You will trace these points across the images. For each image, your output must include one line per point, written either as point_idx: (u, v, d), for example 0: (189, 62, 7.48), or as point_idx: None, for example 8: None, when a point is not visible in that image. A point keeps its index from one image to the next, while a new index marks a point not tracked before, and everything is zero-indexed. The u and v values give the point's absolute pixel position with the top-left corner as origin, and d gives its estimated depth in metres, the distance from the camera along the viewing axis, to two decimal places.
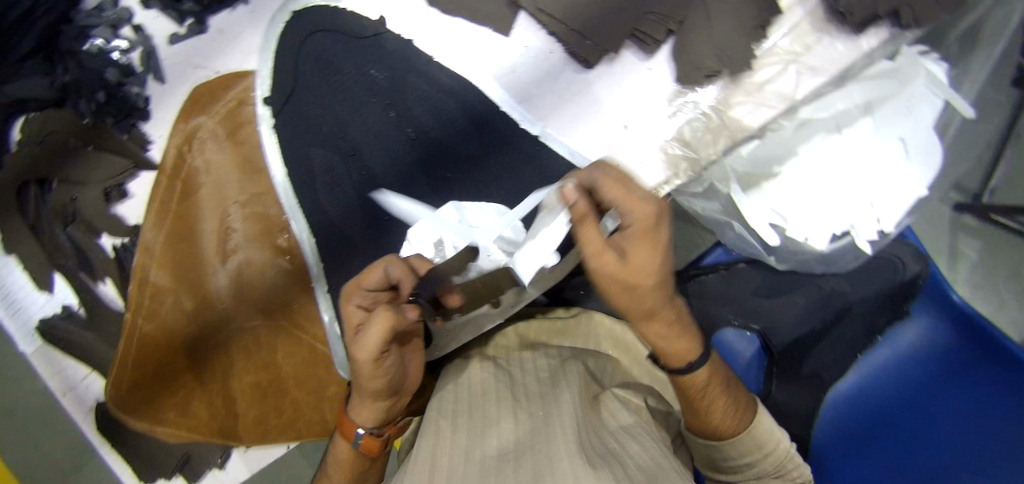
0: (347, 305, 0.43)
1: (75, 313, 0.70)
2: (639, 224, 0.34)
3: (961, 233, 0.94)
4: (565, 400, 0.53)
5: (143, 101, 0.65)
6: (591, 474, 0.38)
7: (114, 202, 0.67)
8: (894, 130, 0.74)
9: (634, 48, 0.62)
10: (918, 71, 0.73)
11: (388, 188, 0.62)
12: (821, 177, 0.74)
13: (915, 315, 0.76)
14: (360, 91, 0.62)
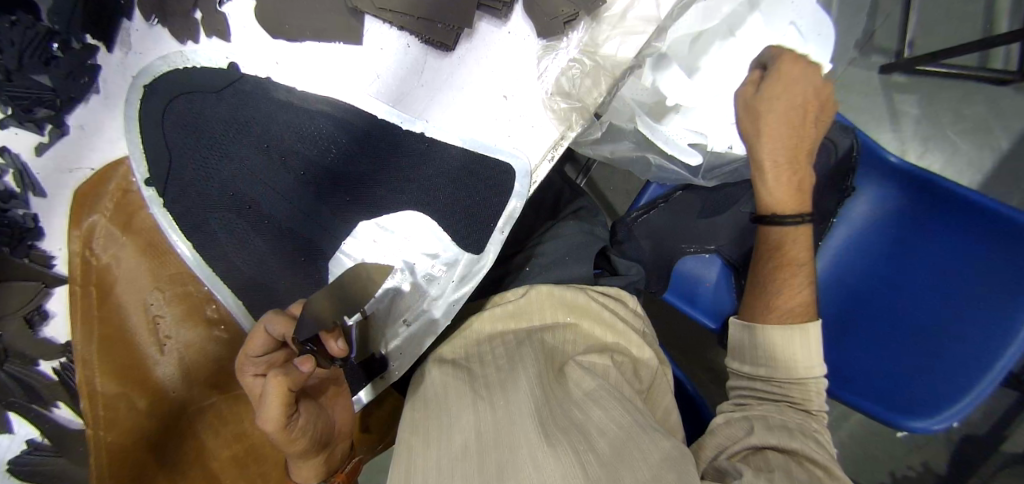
0: (244, 380, 0.53)
1: (41, 445, 0.67)
2: (791, 56, 0.66)
3: None
4: (522, 381, 0.53)
5: (31, 220, 0.62)
6: (554, 460, 0.41)
7: (38, 327, 0.66)
8: (785, 16, 0.78)
9: (488, 18, 0.60)
10: None
11: (297, 227, 0.63)
12: (728, 82, 0.78)
13: (863, 188, 0.91)
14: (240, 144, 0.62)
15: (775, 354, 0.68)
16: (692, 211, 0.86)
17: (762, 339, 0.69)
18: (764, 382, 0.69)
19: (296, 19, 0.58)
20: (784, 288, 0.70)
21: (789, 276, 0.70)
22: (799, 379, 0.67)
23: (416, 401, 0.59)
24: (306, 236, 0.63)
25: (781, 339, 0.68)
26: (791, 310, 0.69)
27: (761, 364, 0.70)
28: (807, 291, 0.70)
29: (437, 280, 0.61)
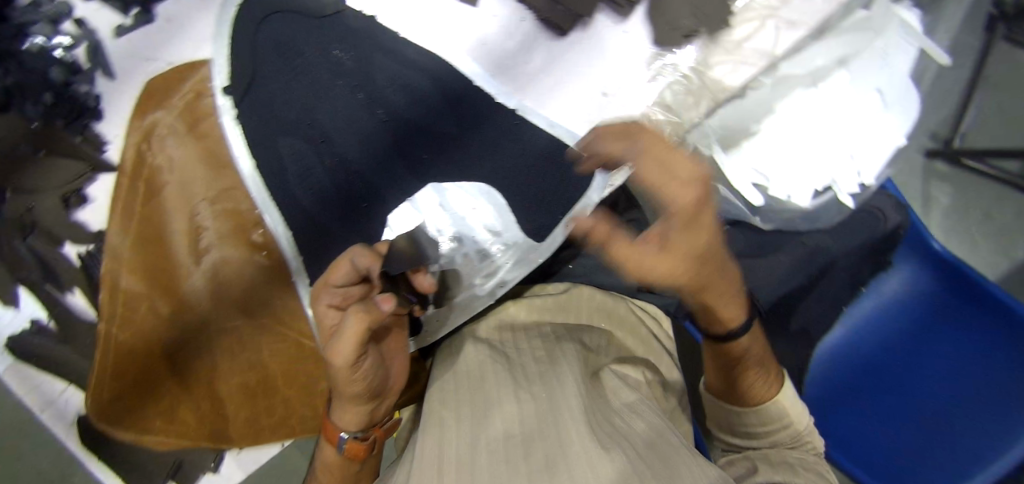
0: (318, 307, 0.48)
1: (45, 328, 0.67)
2: (684, 207, 0.36)
3: None
4: (566, 377, 0.53)
5: (94, 99, 0.60)
6: (606, 457, 0.39)
7: (73, 208, 0.63)
8: (868, 80, 0.72)
9: (608, 11, 0.59)
10: (892, 20, 0.71)
11: (365, 174, 0.61)
12: (803, 134, 0.72)
13: (897, 265, 0.89)
14: (327, 75, 0.59)
15: (761, 426, 0.60)
16: (737, 245, 0.84)
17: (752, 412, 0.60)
18: (769, 434, 0.59)
19: None
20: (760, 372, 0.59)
21: (755, 372, 0.59)
22: (796, 434, 0.59)
23: (448, 379, 0.58)
24: (371, 185, 0.61)
25: (782, 412, 0.59)
26: (759, 391, 0.60)
27: (758, 424, 0.60)
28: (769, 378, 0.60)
29: (492, 257, 0.63)
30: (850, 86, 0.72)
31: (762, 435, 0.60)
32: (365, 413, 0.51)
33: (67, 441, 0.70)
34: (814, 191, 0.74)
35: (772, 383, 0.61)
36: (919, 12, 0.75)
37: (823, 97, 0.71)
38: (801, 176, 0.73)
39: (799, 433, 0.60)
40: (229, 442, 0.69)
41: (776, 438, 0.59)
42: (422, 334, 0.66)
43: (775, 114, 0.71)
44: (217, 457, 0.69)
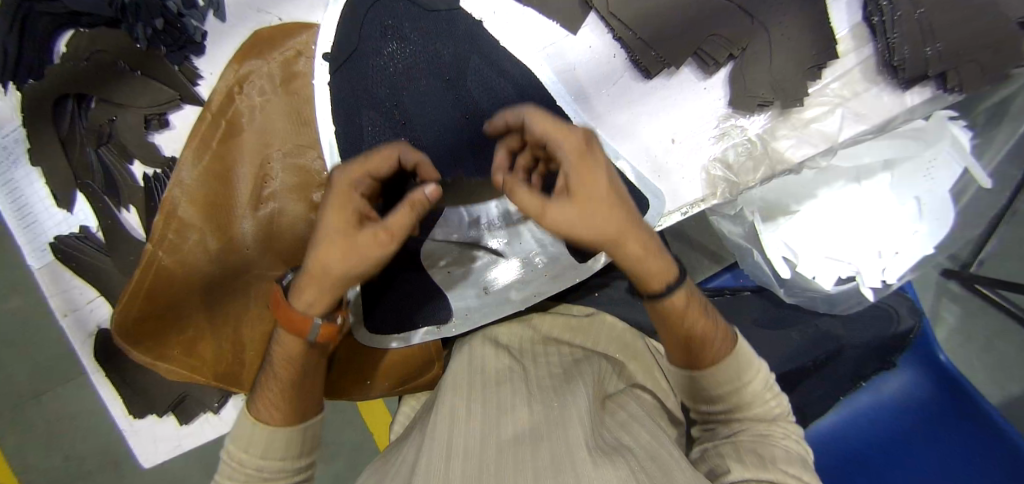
0: (344, 194, 0.41)
1: (91, 236, 0.71)
2: (572, 145, 0.41)
3: (945, 297, 1.00)
4: (579, 393, 0.53)
5: (200, 36, 0.65)
6: (615, 473, 0.37)
7: (152, 130, 0.67)
8: (911, 190, 0.76)
9: (693, 67, 0.63)
10: (944, 136, 0.74)
11: (434, 163, 0.63)
12: (835, 221, 0.78)
13: (899, 367, 0.78)
14: (422, 62, 0.63)
15: (716, 386, 0.51)
16: (755, 313, 0.82)
17: (718, 379, 0.50)
18: (733, 409, 0.50)
19: None
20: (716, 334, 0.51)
21: (699, 323, 0.50)
22: (750, 382, 0.50)
23: (465, 372, 0.60)
24: (437, 173, 0.63)
25: (733, 371, 0.50)
26: (707, 347, 0.51)
27: (718, 391, 0.51)
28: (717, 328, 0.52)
29: (534, 266, 0.65)
30: (882, 192, 0.77)
31: (721, 402, 0.51)
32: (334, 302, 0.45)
33: (79, 350, 0.74)
34: (837, 276, 0.79)
35: (723, 339, 0.52)
36: (971, 134, 0.75)
37: (855, 197, 0.78)
38: (823, 259, 0.78)
39: (758, 395, 0.50)
40: (238, 388, 0.70)
41: (739, 401, 0.50)
42: (440, 323, 0.65)
43: (816, 199, 0.78)
44: (222, 399, 0.76)
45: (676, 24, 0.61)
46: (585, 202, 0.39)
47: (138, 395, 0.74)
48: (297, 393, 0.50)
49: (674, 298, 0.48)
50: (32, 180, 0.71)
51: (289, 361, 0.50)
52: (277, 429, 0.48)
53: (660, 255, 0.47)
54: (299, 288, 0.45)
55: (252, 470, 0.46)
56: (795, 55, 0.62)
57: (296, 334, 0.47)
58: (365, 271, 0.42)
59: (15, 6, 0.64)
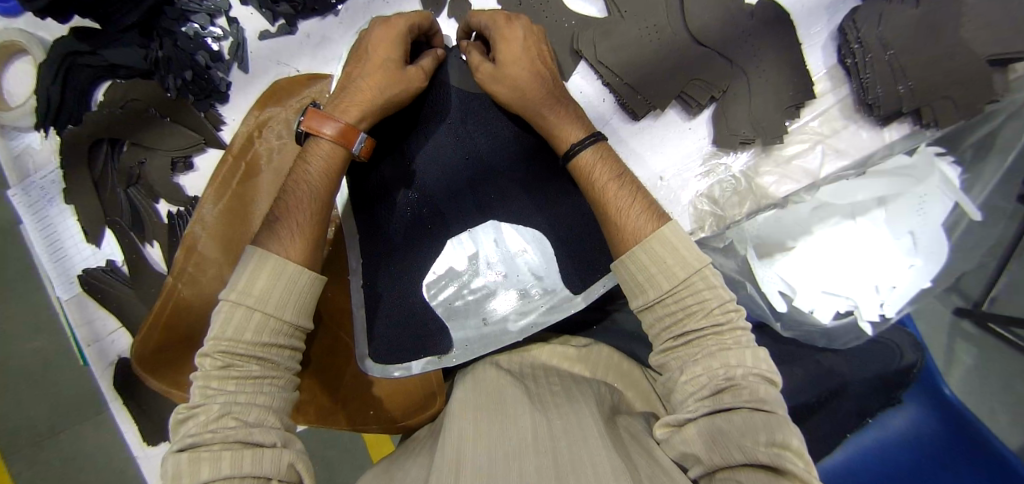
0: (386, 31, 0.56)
1: (117, 269, 0.76)
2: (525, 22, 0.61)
3: (960, 339, 0.89)
4: (582, 410, 0.56)
5: (225, 86, 0.71)
6: None
7: (178, 172, 0.73)
8: (902, 223, 0.69)
9: (678, 108, 0.69)
10: (932, 171, 0.69)
11: (437, 200, 0.68)
12: (830, 259, 0.70)
13: (905, 403, 0.79)
14: (415, 107, 0.67)
15: (642, 277, 0.48)
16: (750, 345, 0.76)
17: (643, 261, 0.48)
18: (676, 321, 0.46)
19: None
20: (632, 202, 0.53)
21: (619, 204, 0.53)
22: (684, 280, 0.46)
23: (471, 397, 0.62)
24: (439, 209, 0.68)
25: (659, 250, 0.47)
26: (625, 222, 0.51)
27: (648, 286, 0.47)
28: (646, 205, 0.52)
29: (531, 298, 0.67)
30: (879, 230, 0.70)
31: (666, 312, 0.47)
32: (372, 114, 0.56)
33: (100, 378, 0.78)
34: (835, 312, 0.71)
35: (648, 217, 0.51)
36: (962, 168, 0.71)
37: (852, 234, 0.70)
38: (819, 294, 0.70)
39: (697, 300, 0.45)
40: None
41: (674, 300, 0.46)
42: (442, 353, 0.67)
43: (811, 236, 0.70)
44: None
45: (661, 70, 0.66)
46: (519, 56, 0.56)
47: (152, 421, 0.78)
48: (315, 244, 0.51)
49: (585, 152, 0.56)
50: (65, 217, 0.77)
51: (326, 174, 0.54)
52: (294, 275, 0.45)
53: (576, 122, 0.58)
54: (346, 105, 0.56)
55: (262, 323, 0.42)
56: (772, 95, 0.66)
57: (343, 143, 0.55)
58: (395, 100, 0.57)
59: (60, 60, 0.71)
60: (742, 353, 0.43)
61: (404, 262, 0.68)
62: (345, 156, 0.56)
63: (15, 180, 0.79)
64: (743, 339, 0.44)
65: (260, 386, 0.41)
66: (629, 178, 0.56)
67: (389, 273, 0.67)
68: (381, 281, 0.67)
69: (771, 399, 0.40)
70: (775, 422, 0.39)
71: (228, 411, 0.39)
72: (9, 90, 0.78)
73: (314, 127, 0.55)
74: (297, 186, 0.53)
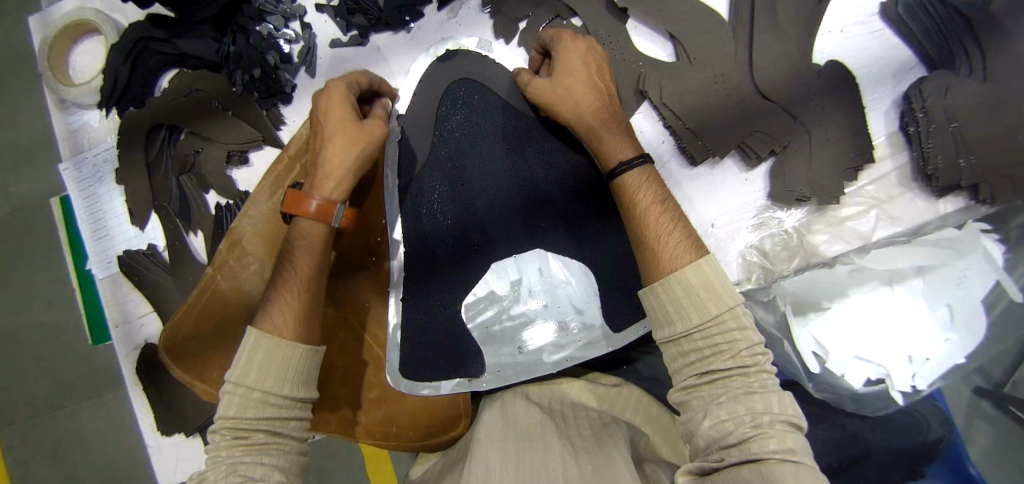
0: (325, 99, 0.60)
1: (158, 254, 0.76)
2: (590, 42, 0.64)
3: (979, 419, 0.84)
4: (611, 453, 0.55)
5: (290, 88, 0.72)
6: None
7: (232, 165, 0.73)
8: (940, 296, 0.67)
9: (737, 158, 0.69)
10: (976, 247, 0.66)
11: (486, 225, 0.68)
12: (866, 328, 0.68)
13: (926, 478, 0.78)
14: (456, 130, 0.69)
15: (672, 309, 0.48)
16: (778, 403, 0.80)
17: (681, 286, 0.47)
18: (701, 359, 0.45)
19: None
20: (666, 228, 0.52)
21: (660, 232, 0.52)
22: (716, 316, 0.45)
23: (497, 424, 0.64)
24: (487, 232, 0.68)
25: (694, 282, 0.46)
26: (663, 247, 0.51)
27: (677, 317, 0.47)
28: (685, 235, 0.51)
29: (570, 332, 0.66)
30: (913, 300, 0.68)
31: (693, 348, 0.46)
32: (343, 179, 0.59)
33: (124, 361, 0.78)
34: (865, 378, 0.69)
35: (687, 247, 0.50)
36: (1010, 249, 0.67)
37: (887, 303, 0.68)
38: (852, 359, 0.68)
39: (725, 339, 0.44)
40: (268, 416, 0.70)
41: (702, 336, 0.45)
42: (472, 377, 0.66)
43: (848, 299, 0.68)
44: None
45: (726, 119, 0.67)
46: (575, 69, 0.60)
47: (169, 411, 0.77)
48: (306, 316, 0.53)
49: (630, 171, 0.56)
50: (113, 197, 0.78)
51: (313, 249, 0.57)
52: (288, 354, 0.48)
53: (627, 143, 0.59)
54: (321, 182, 0.59)
55: (261, 401, 0.45)
56: (833, 155, 0.66)
57: (324, 218, 0.57)
58: (363, 157, 0.60)
59: (133, 45, 0.73)
60: (768, 398, 0.41)
61: (448, 280, 0.68)
62: (330, 227, 0.58)
63: (70, 155, 0.80)
64: (770, 384, 0.42)
65: (264, 453, 0.44)
66: (674, 203, 0.55)
67: (433, 291, 0.68)
68: (420, 297, 0.67)
69: (798, 447, 0.38)
70: (805, 474, 0.36)
71: (234, 469, 0.42)
72: (77, 68, 0.80)
73: (298, 208, 0.57)
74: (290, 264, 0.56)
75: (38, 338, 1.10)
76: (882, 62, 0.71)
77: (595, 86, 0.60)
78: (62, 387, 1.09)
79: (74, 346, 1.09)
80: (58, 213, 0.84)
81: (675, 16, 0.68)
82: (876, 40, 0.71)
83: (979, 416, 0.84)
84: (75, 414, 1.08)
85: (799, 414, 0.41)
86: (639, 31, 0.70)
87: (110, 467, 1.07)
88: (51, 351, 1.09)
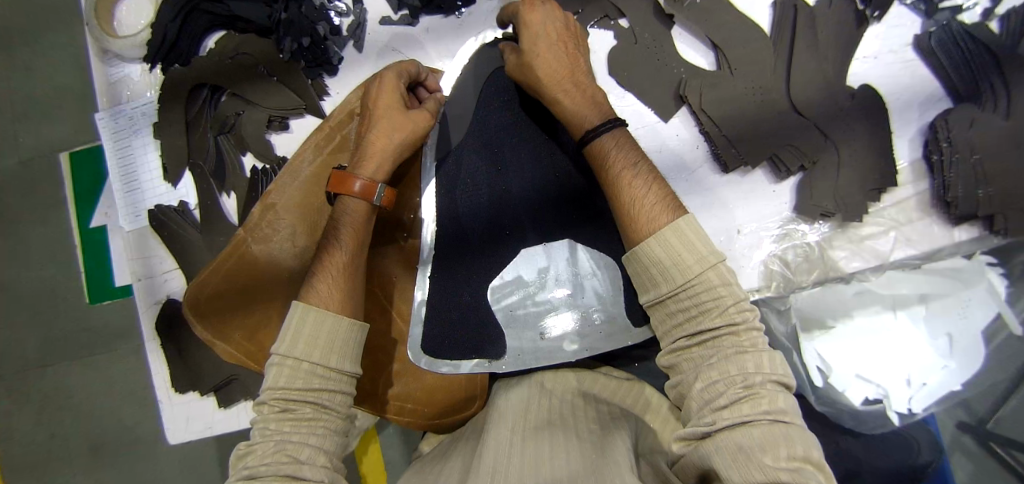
0: (380, 86, 0.64)
1: (189, 212, 0.76)
2: (558, 16, 0.64)
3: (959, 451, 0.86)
4: (614, 438, 0.55)
5: (337, 60, 0.73)
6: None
7: (272, 130, 0.74)
8: (943, 325, 0.69)
9: (767, 170, 0.71)
10: (981, 279, 0.68)
11: (519, 213, 0.70)
12: (873, 350, 0.70)
13: None
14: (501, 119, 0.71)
15: (656, 270, 0.51)
16: None
17: (689, 241, 0.49)
18: (690, 318, 0.48)
19: (637, 74, 0.71)
20: (636, 190, 0.56)
21: (634, 195, 0.55)
22: (698, 274, 0.48)
23: (510, 412, 0.62)
24: (517, 218, 0.70)
25: (673, 244, 0.50)
26: (639, 213, 0.54)
27: (662, 280, 0.50)
28: (661, 196, 0.55)
29: (591, 321, 0.67)
30: (918, 328, 0.70)
31: (681, 308, 0.49)
32: (387, 163, 0.62)
33: (144, 315, 0.78)
34: (864, 398, 0.70)
35: (662, 209, 0.53)
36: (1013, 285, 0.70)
37: (890, 327, 0.70)
38: (854, 379, 0.70)
39: (712, 297, 0.47)
40: None
41: (687, 294, 0.48)
42: (494, 358, 0.67)
43: (854, 320, 0.70)
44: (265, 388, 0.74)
45: (763, 129, 0.69)
46: (543, 42, 0.62)
47: (183, 369, 0.77)
48: (349, 289, 0.58)
49: (599, 141, 0.59)
50: (147, 150, 0.78)
51: (356, 228, 0.61)
52: (335, 327, 0.54)
53: (593, 111, 0.61)
54: (364, 162, 0.62)
55: (309, 371, 0.51)
56: (858, 175, 0.69)
57: (367, 196, 0.61)
58: (407, 143, 0.63)
59: (184, 3, 0.74)
60: (757, 359, 0.44)
61: (473, 263, 0.69)
62: (371, 206, 0.62)
63: (106, 104, 0.80)
64: (759, 343, 0.46)
65: (311, 427, 0.49)
66: (646, 168, 0.58)
67: (461, 271, 0.69)
68: (448, 277, 0.69)
69: (788, 409, 0.41)
70: (794, 434, 0.39)
71: (281, 448, 0.47)
72: (119, 18, 0.79)
73: (342, 188, 0.60)
74: (335, 237, 0.61)
75: (36, 289, 1.09)
76: (911, 91, 0.72)
77: (561, 62, 0.62)
78: (52, 342, 1.08)
79: (75, 301, 1.07)
80: (65, 167, 0.98)
81: (720, 26, 0.70)
82: (909, 70, 0.72)
83: (959, 447, 0.86)
84: (64, 372, 1.08)
85: (787, 374, 0.44)
86: (683, 38, 0.72)
87: (104, 425, 1.06)
88: (54, 304, 1.09)
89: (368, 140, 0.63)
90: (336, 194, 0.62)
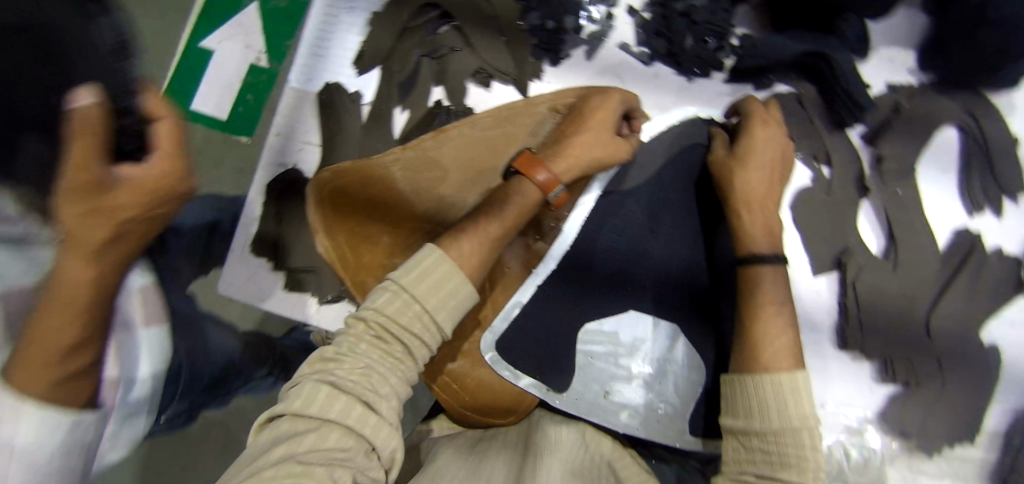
0: (604, 102, 0.66)
1: (359, 103, 0.77)
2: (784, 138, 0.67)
3: None
4: None
5: (566, 55, 0.75)
6: None
7: (474, 79, 0.76)
8: None
9: (875, 367, 0.72)
10: None
11: (645, 277, 0.71)
12: None
13: None
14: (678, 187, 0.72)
15: (755, 404, 0.51)
16: None
17: (796, 395, 0.50)
18: (765, 460, 0.49)
19: (812, 220, 0.72)
20: (774, 330, 0.56)
21: (769, 332, 0.56)
22: (793, 427, 0.48)
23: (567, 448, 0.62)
24: (641, 281, 0.71)
25: (783, 388, 0.50)
26: (767, 350, 0.54)
27: (757, 413, 0.50)
28: (792, 345, 0.55)
29: (653, 409, 0.69)
30: None
31: (760, 445, 0.49)
32: (576, 170, 0.63)
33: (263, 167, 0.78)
34: None
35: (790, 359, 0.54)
36: None
37: None
38: None
39: (794, 451, 0.47)
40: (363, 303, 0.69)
41: (773, 438, 0.48)
42: (553, 389, 0.68)
43: None
44: (336, 296, 0.74)
45: (892, 330, 0.71)
46: (760, 154, 0.64)
47: (269, 234, 0.77)
48: (483, 259, 0.58)
49: (760, 265, 0.60)
50: (350, 30, 0.79)
51: (519, 209, 0.61)
52: (458, 287, 0.52)
53: (765, 234, 0.62)
54: (555, 158, 0.63)
55: (417, 314, 0.49)
56: (944, 416, 0.70)
57: (544, 189, 0.62)
58: (599, 162, 0.64)
59: None
60: None
61: (582, 296, 0.70)
62: (541, 199, 0.62)
63: None
64: None
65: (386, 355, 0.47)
66: (789, 312, 0.58)
67: (568, 297, 0.70)
68: (555, 295, 0.70)
69: None
70: None
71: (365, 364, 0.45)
72: None
73: (528, 170, 0.62)
74: (496, 207, 0.61)
75: None
76: None
77: (764, 179, 0.64)
78: None
79: None
80: None
81: (905, 222, 0.72)
82: None
83: None
84: None
85: None
86: (868, 214, 0.73)
87: None
88: None
89: (568, 143, 0.64)
90: (517, 172, 0.63)
